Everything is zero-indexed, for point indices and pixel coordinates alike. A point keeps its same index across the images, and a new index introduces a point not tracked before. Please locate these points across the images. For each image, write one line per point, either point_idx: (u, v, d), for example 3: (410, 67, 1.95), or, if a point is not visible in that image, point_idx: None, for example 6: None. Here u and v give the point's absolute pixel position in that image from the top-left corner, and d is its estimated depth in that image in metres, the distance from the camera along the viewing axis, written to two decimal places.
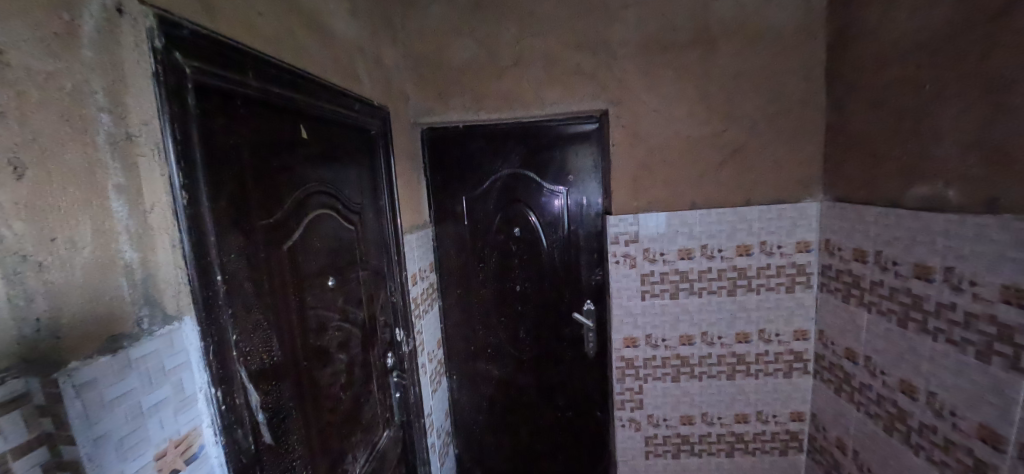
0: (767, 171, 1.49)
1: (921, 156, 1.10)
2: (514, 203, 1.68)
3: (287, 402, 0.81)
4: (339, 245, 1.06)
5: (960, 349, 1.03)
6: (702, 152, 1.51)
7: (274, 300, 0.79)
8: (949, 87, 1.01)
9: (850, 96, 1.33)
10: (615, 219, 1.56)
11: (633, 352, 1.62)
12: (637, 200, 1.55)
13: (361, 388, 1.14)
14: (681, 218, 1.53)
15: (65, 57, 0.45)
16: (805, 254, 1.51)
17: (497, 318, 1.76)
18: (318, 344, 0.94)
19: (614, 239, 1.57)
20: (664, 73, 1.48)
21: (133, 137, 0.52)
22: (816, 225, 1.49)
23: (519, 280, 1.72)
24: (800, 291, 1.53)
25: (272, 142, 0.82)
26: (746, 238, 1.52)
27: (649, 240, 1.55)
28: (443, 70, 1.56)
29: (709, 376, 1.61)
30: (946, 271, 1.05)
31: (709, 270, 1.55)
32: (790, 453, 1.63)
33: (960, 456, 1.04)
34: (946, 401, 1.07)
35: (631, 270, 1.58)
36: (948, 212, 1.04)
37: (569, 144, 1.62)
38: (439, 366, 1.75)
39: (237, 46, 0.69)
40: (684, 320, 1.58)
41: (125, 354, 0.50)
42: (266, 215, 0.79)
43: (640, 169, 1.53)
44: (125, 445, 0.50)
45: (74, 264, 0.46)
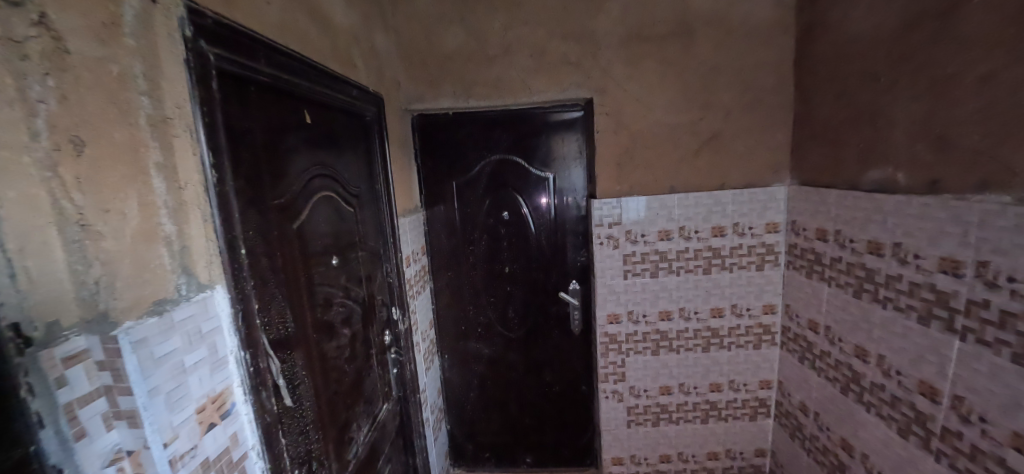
0: (740, 158, 1.60)
1: (875, 143, 1.21)
2: (503, 187, 1.74)
3: (300, 370, 0.87)
4: (340, 226, 1.11)
5: (905, 315, 1.14)
6: (680, 139, 1.60)
7: (286, 275, 0.84)
8: (901, 80, 1.12)
9: (816, 87, 1.44)
10: (600, 202, 1.64)
11: (617, 328, 1.73)
12: (620, 184, 1.64)
13: (363, 362, 1.20)
14: (660, 201, 1.63)
15: (112, 45, 0.50)
16: (773, 234, 1.63)
17: (487, 299, 1.84)
18: (325, 318, 1.00)
19: (599, 222, 1.66)
20: (646, 64, 1.56)
21: (168, 119, 0.57)
22: (783, 207, 1.61)
23: (508, 262, 1.80)
24: (769, 269, 1.65)
25: (281, 126, 0.86)
26: (720, 220, 1.63)
27: (631, 222, 1.65)
28: (433, 58, 1.60)
29: (686, 348, 1.73)
30: (895, 246, 1.17)
31: (686, 250, 1.65)
32: (759, 419, 1.77)
33: (902, 409, 1.17)
34: (893, 363, 1.19)
35: (615, 250, 1.67)
36: (897, 194, 1.15)
37: (556, 131, 1.69)
38: (431, 346, 1.82)
39: (250, 34, 0.74)
40: (663, 297, 1.69)
41: (169, 316, 0.56)
42: (277, 195, 0.83)
43: (622, 155, 1.62)
44: (172, 398, 0.56)
45: (123, 233, 0.52)
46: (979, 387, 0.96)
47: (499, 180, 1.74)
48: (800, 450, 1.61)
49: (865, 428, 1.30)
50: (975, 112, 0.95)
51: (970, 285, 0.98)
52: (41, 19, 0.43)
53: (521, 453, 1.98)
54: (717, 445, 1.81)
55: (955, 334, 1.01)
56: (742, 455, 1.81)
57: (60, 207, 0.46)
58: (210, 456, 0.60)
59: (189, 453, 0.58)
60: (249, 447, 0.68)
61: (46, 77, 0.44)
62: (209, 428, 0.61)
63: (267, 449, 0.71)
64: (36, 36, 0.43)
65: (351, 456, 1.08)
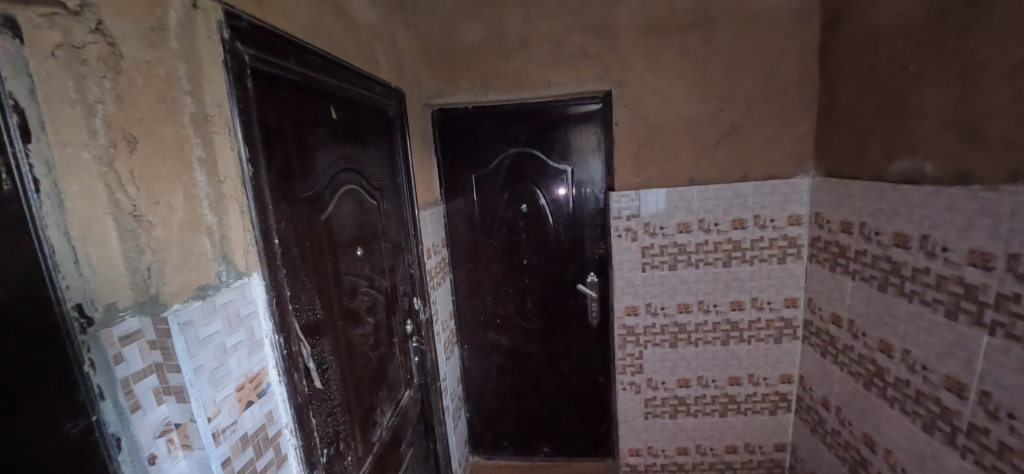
0: (762, 149, 1.58)
1: (903, 133, 1.18)
2: (521, 180, 1.76)
3: (328, 355, 0.91)
4: (364, 219, 1.15)
5: (933, 309, 1.12)
6: (700, 131, 1.58)
7: (315, 265, 0.88)
8: (931, 68, 1.08)
9: (842, 76, 1.40)
10: (618, 195, 1.64)
11: (634, 321, 1.73)
12: (639, 176, 1.64)
13: (386, 350, 1.24)
14: (679, 193, 1.62)
15: (159, 48, 0.54)
16: (796, 227, 1.60)
17: (505, 291, 1.87)
18: (351, 306, 1.04)
19: (617, 214, 1.66)
20: (665, 55, 1.54)
21: (209, 117, 0.61)
22: (807, 199, 1.58)
23: (526, 254, 1.82)
24: (791, 262, 1.63)
25: (309, 122, 0.90)
26: (740, 213, 1.61)
27: (649, 215, 1.64)
28: (452, 53, 1.62)
29: (705, 342, 1.72)
30: (922, 238, 1.14)
31: (705, 243, 1.64)
32: (779, 413, 1.76)
33: (928, 404, 1.14)
34: (919, 357, 1.17)
35: (633, 243, 1.67)
36: (926, 185, 1.12)
37: (574, 124, 1.70)
38: (451, 336, 1.86)
39: (281, 35, 0.77)
40: (682, 289, 1.69)
41: (211, 300, 0.60)
42: (306, 188, 0.87)
43: (641, 147, 1.61)
44: (215, 376, 0.60)
45: (171, 224, 0.56)
46: (1008, 382, 0.94)
47: (517, 173, 1.76)
48: (821, 446, 1.59)
49: (889, 423, 1.28)
50: (1007, 101, 0.92)
51: (1001, 278, 0.95)
52: (98, 26, 0.47)
53: (539, 442, 2.01)
54: (735, 438, 1.80)
55: (984, 328, 0.99)
56: (761, 449, 1.80)
57: (115, 200, 0.50)
58: (248, 431, 0.65)
59: (230, 427, 0.62)
60: (282, 425, 0.73)
61: (103, 79, 0.48)
62: (247, 405, 0.65)
63: (299, 427, 0.76)
64: (94, 42, 0.47)
65: (376, 438, 1.13)
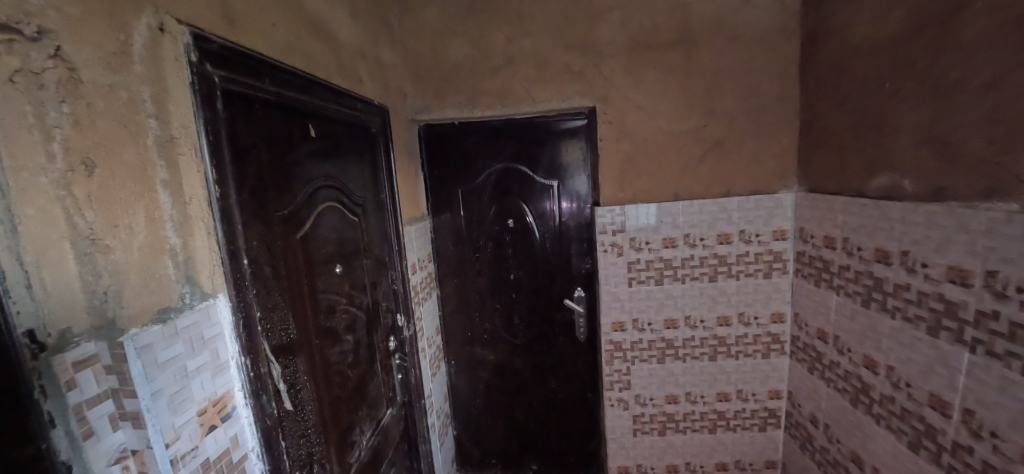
0: (745, 164, 1.59)
1: (882, 150, 1.19)
2: (508, 196, 1.77)
3: (302, 375, 0.90)
4: (345, 235, 1.14)
5: (914, 325, 1.11)
6: (684, 146, 1.60)
7: (289, 283, 0.88)
8: (905, 86, 1.10)
9: (822, 93, 1.42)
10: (604, 210, 1.65)
11: (621, 336, 1.72)
12: (624, 191, 1.64)
13: (367, 367, 1.23)
14: (665, 208, 1.62)
15: (122, 72, 0.55)
16: (781, 241, 1.61)
17: (493, 306, 1.86)
18: (328, 324, 1.03)
19: (603, 229, 1.66)
20: (648, 72, 1.56)
21: (174, 139, 0.62)
22: (791, 214, 1.59)
23: (513, 269, 1.82)
24: (777, 277, 1.63)
25: (286, 140, 0.91)
26: (725, 227, 1.62)
27: (635, 230, 1.64)
28: (439, 70, 1.64)
29: (693, 357, 1.71)
30: (902, 254, 1.14)
31: (691, 258, 1.64)
32: (769, 429, 1.74)
33: (913, 422, 1.13)
34: (902, 374, 1.16)
35: (619, 258, 1.67)
36: (904, 201, 1.13)
37: (560, 139, 1.71)
38: (438, 352, 1.84)
39: (255, 55, 0.79)
40: (669, 304, 1.68)
41: (173, 324, 0.60)
42: (282, 207, 0.87)
43: (625, 162, 1.62)
44: (175, 400, 0.59)
45: (131, 246, 0.56)
46: (989, 400, 0.93)
47: (503, 188, 1.77)
48: (810, 463, 1.57)
49: (875, 441, 1.27)
50: (979, 119, 0.93)
51: (979, 295, 0.95)
52: (56, 52, 0.48)
53: (527, 460, 1.98)
54: (726, 455, 1.78)
55: (964, 345, 0.99)
56: (751, 466, 1.78)
57: (73, 223, 0.50)
58: (210, 457, 0.63)
59: (191, 453, 0.61)
60: (249, 449, 0.71)
61: (61, 104, 0.48)
62: (210, 429, 0.64)
63: (267, 451, 0.74)
64: (52, 68, 0.48)
65: (354, 459, 1.11)
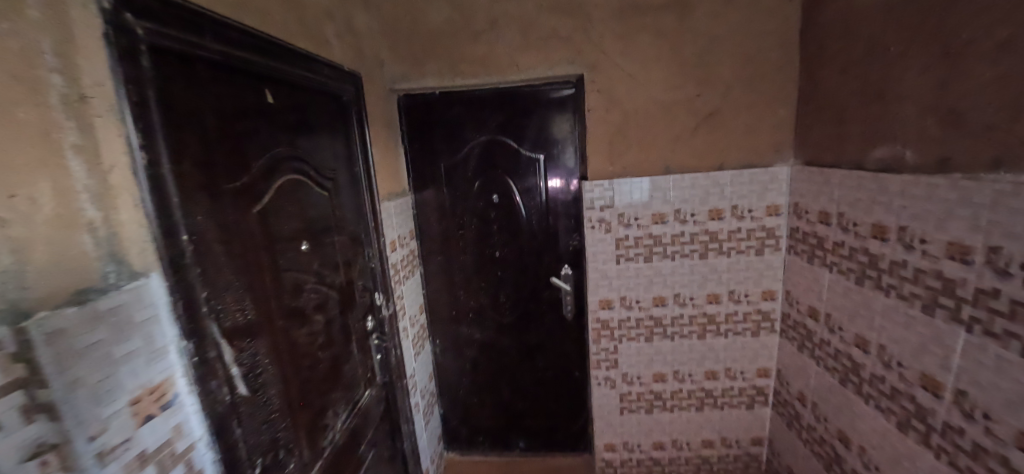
0: (739, 137, 1.52)
1: (883, 119, 1.12)
2: (492, 169, 1.69)
3: (263, 358, 0.85)
4: (312, 210, 1.08)
5: (909, 303, 1.07)
6: (677, 116, 1.51)
7: (246, 262, 0.82)
8: (912, 49, 1.02)
9: (822, 60, 1.34)
10: (592, 183, 1.56)
11: (609, 313, 1.65)
12: (613, 165, 1.56)
13: (341, 348, 1.19)
14: (655, 183, 1.55)
15: (10, 17, 0.47)
16: (774, 217, 1.55)
17: (478, 284, 1.81)
18: (294, 304, 0.97)
19: (590, 204, 1.58)
20: (640, 37, 1.46)
21: (88, 98, 0.55)
22: (786, 189, 1.52)
23: (499, 247, 1.76)
24: (769, 254, 1.58)
25: (238, 106, 0.83)
26: (717, 203, 1.54)
27: (625, 205, 1.56)
28: (417, 35, 1.53)
29: (681, 335, 1.66)
30: (901, 230, 1.09)
31: (682, 235, 1.57)
32: (757, 407, 1.72)
33: (903, 403, 1.10)
34: (895, 354, 1.12)
35: (607, 234, 1.59)
36: (904, 174, 1.07)
37: (547, 110, 1.62)
38: (422, 331, 1.80)
39: (192, 7, 0.70)
40: (658, 282, 1.61)
41: (94, 306, 0.53)
42: (233, 178, 0.80)
43: (613, 134, 1.54)
44: (100, 390, 0.53)
45: (36, 219, 0.49)
46: (984, 381, 0.90)
47: (486, 162, 1.69)
48: (797, 441, 1.56)
49: (864, 420, 1.24)
50: (990, 83, 0.86)
51: (979, 273, 0.90)
52: None
53: (514, 438, 1.98)
54: (712, 433, 1.77)
55: (961, 324, 0.94)
56: (738, 443, 1.77)
57: None
58: (147, 448, 0.59)
59: (123, 446, 0.56)
60: (197, 438, 0.67)
61: None
62: (145, 419, 0.59)
63: (217, 438, 0.70)
64: None
65: (327, 442, 1.07)
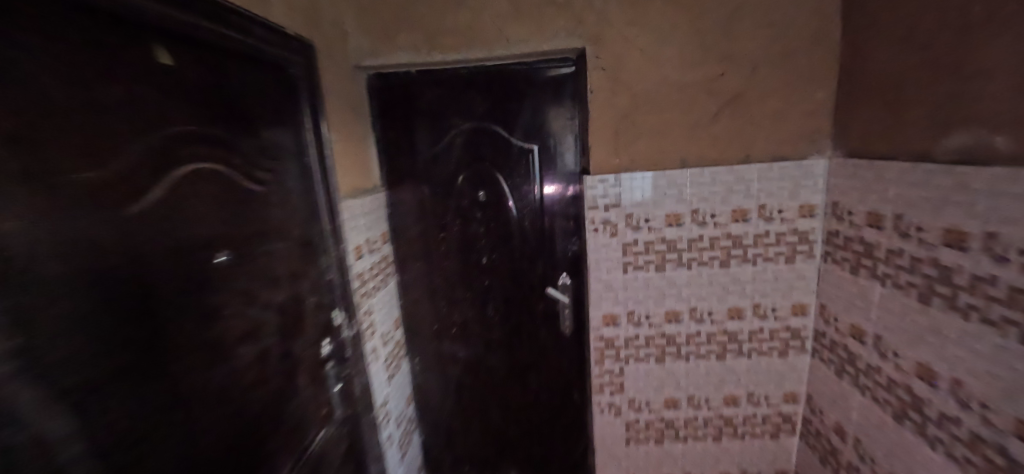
0: (769, 124, 1.28)
1: (959, 99, 0.89)
2: (478, 163, 1.45)
3: (145, 421, 0.61)
4: (238, 212, 0.84)
5: (1000, 331, 0.83)
6: (697, 98, 1.26)
7: (113, 287, 0.57)
8: (1007, 5, 0.78)
9: (874, 29, 1.10)
10: (593, 179, 1.31)
11: (613, 331, 1.42)
12: (620, 157, 1.31)
13: (282, 383, 0.94)
14: (669, 178, 1.29)
15: None
16: (808, 219, 1.32)
17: (463, 295, 1.57)
18: (208, 336, 0.73)
19: (593, 203, 1.33)
20: (652, 3, 1.22)
21: None
22: (822, 185, 1.29)
23: (486, 252, 1.52)
24: (800, 262, 1.35)
25: (104, 66, 0.59)
26: (742, 202, 1.31)
27: (633, 205, 1.31)
28: (387, 2, 1.29)
29: (697, 356, 1.43)
30: (987, 238, 0.84)
31: (699, 240, 1.33)
32: (782, 437, 1.50)
33: (988, 454, 0.86)
34: (975, 392, 0.88)
35: (612, 239, 1.35)
36: (995, 166, 0.82)
37: (541, 93, 1.38)
38: (398, 349, 1.56)
39: None
40: (670, 294, 1.38)
41: None
42: (92, 167, 0.56)
43: (621, 119, 1.28)
44: None
45: None
46: None
47: (470, 154, 1.45)
48: None
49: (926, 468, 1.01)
50: None
51: None
52: None
53: (505, 467, 1.74)
54: (731, 465, 1.55)
55: None
56: None
57: None
58: None
59: None
60: None
61: None
62: None
63: None
64: None
65: None
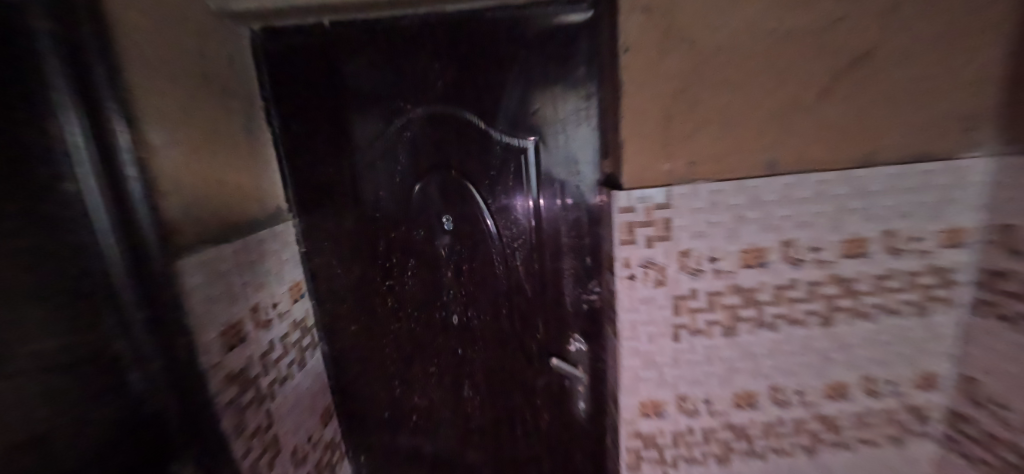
0: (910, 102, 0.77)
1: None
2: (441, 170, 0.92)
3: None
4: None
5: None
6: (796, 59, 0.76)
7: None
8: None
9: None
10: (629, 196, 0.79)
11: (654, 426, 0.93)
12: (672, 160, 0.79)
13: None
14: (749, 192, 0.80)
15: None
16: (956, 251, 0.82)
17: (425, 367, 1.05)
18: None
19: (626, 235, 0.81)
20: None
21: None
22: (982, 197, 0.79)
23: (457, 307, 0.99)
24: (936, 315, 0.87)
25: None
26: (860, 229, 0.82)
27: (692, 237, 0.81)
28: None
29: (777, 452, 0.96)
30: None
31: (792, 287, 0.85)
32: None
33: None
34: None
35: (659, 291, 0.84)
36: None
37: (537, 55, 0.85)
38: (331, 451, 1.04)
39: None
40: (743, 369, 0.90)
41: None
42: None
43: (674, 96, 0.77)
44: None
45: None
46: None
47: (428, 156, 0.92)
48: None
49: None
50: None
51: None
52: None
53: None
54: None
55: None
56: None
57: None
58: None
59: None
60: None
61: None
62: None
63: None
64: None
65: None
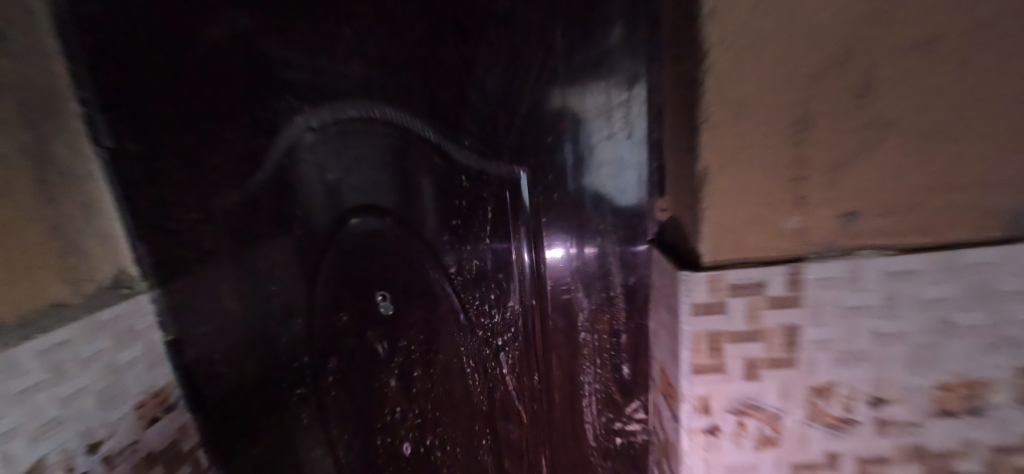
0: None
1: None
2: (379, 203, 0.56)
3: None
4: None
5: None
6: None
7: None
8: None
9: None
10: (714, 285, 0.39)
11: None
12: (810, 210, 0.38)
13: None
14: (972, 277, 0.37)
15: None
16: None
17: None
18: None
19: (702, 360, 0.41)
20: None
21: None
22: None
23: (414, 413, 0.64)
24: None
25: None
26: None
27: (836, 359, 0.41)
28: None
29: None
30: None
31: None
32: None
33: None
34: None
35: (766, 456, 0.44)
36: None
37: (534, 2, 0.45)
38: None
39: None
40: None
41: None
42: None
43: (821, 76, 0.35)
44: None
45: None
46: None
47: (350, 193, 0.56)
48: None
49: None
50: None
51: None
52: None
53: None
54: None
55: None
56: None
57: None
58: None
59: None
60: None
61: None
62: None
63: None
64: None
65: None
